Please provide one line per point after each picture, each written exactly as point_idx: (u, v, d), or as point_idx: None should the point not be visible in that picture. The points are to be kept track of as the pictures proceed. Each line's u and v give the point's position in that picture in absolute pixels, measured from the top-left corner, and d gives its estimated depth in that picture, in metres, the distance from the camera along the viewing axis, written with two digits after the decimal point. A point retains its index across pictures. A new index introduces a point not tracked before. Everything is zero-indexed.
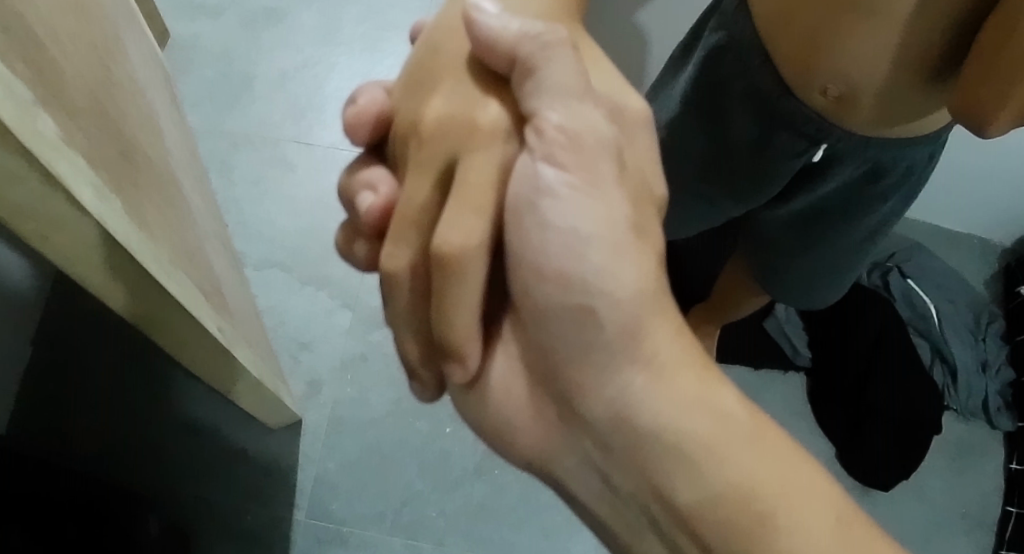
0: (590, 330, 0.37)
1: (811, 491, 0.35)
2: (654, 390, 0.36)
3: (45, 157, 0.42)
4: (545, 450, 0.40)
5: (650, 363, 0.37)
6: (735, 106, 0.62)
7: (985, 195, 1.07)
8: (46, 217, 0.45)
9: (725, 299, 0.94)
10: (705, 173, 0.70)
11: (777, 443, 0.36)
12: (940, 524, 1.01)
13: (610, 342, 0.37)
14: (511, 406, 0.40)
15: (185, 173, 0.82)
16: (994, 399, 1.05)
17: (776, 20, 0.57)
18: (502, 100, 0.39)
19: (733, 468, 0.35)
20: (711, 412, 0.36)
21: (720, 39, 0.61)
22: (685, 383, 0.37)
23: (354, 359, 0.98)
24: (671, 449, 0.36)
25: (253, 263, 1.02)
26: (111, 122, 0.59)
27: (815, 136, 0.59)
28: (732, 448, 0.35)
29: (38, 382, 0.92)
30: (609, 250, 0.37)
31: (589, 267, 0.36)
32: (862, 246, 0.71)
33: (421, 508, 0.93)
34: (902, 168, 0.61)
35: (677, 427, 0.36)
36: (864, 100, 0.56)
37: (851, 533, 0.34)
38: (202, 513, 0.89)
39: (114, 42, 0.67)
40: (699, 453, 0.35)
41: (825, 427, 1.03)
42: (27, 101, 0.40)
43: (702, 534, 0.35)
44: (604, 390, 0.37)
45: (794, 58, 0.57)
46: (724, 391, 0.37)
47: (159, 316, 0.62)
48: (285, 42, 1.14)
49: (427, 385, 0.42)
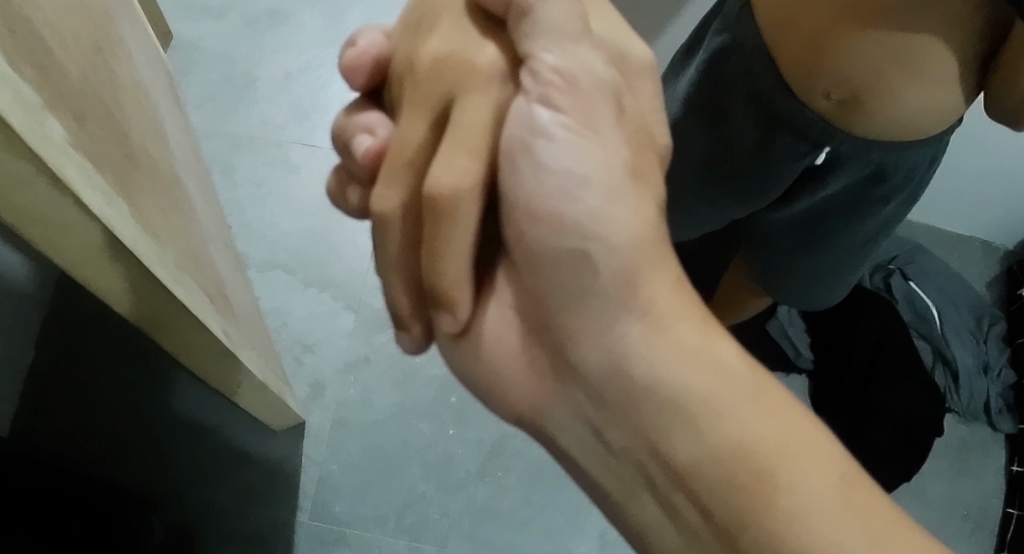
0: (586, 276, 0.37)
1: (814, 450, 0.35)
2: (653, 342, 0.37)
3: (54, 162, 0.42)
4: (536, 401, 0.40)
5: (647, 313, 0.37)
6: (738, 107, 0.62)
7: (988, 197, 1.07)
8: (56, 223, 0.45)
9: (729, 299, 0.96)
10: (708, 176, 0.70)
11: (777, 400, 0.37)
12: (942, 524, 1.01)
13: (605, 289, 0.37)
14: (511, 377, 0.40)
15: (189, 175, 0.82)
16: (996, 401, 1.06)
17: (779, 22, 0.57)
18: (500, 46, 0.40)
19: (733, 424, 0.35)
20: (712, 367, 0.37)
21: (724, 41, 0.61)
22: (686, 334, 0.37)
23: (357, 362, 0.98)
24: (670, 404, 0.36)
25: (256, 265, 1.02)
26: (117, 126, 0.59)
27: (817, 139, 0.59)
28: (732, 405, 0.36)
29: (41, 384, 0.92)
30: (605, 193, 0.37)
31: (583, 209, 0.37)
32: (863, 248, 0.71)
33: (424, 510, 0.93)
34: (905, 170, 0.61)
35: (676, 381, 0.36)
36: (869, 103, 0.55)
37: (846, 488, 0.35)
38: (207, 516, 0.90)
39: (119, 45, 0.68)
40: (698, 408, 0.36)
41: (825, 427, 1.03)
42: (33, 104, 0.40)
43: (697, 490, 0.35)
44: (599, 336, 0.37)
45: (796, 60, 0.57)
46: (724, 345, 0.38)
47: (167, 322, 0.62)
48: (288, 44, 1.14)
49: (415, 335, 0.42)
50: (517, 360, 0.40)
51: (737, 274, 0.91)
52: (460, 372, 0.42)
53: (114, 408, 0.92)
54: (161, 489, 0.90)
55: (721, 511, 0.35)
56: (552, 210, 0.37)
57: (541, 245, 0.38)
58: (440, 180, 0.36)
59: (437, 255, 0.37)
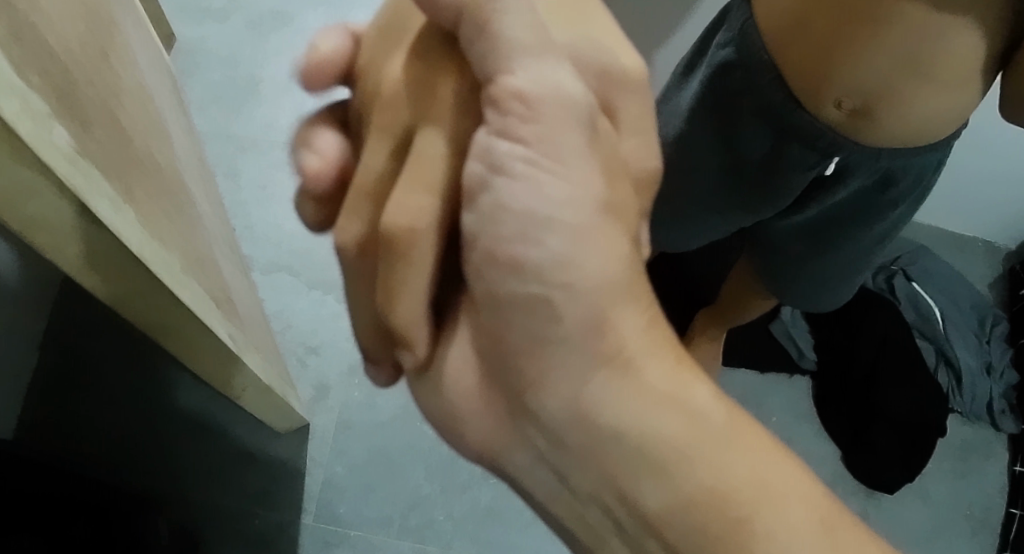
0: (550, 327, 0.37)
1: (785, 490, 0.37)
2: (622, 392, 0.37)
3: (61, 171, 0.42)
4: (495, 445, 0.40)
5: (614, 361, 0.37)
6: (745, 121, 0.62)
7: (993, 198, 1.07)
8: (61, 231, 0.45)
9: (732, 302, 0.94)
10: (715, 188, 0.70)
11: (747, 440, 0.38)
12: (945, 526, 1.01)
13: (570, 337, 0.37)
14: (471, 423, 0.40)
15: (193, 178, 0.82)
16: (999, 401, 1.06)
17: (788, 32, 0.57)
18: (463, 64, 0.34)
19: (710, 470, 0.37)
20: (683, 414, 0.37)
21: (730, 55, 0.61)
22: (655, 379, 0.38)
23: (361, 364, 0.99)
24: (644, 454, 0.37)
25: (260, 267, 1.02)
26: (123, 132, 0.59)
27: (826, 149, 0.60)
28: (706, 451, 0.37)
29: (47, 385, 0.92)
30: (569, 235, 0.35)
31: (544, 250, 0.35)
32: (871, 251, 0.72)
33: (429, 512, 0.93)
34: (912, 175, 0.62)
35: (650, 431, 0.37)
36: (880, 112, 0.56)
37: (817, 525, 0.37)
38: (213, 517, 0.90)
39: (123, 48, 0.68)
40: (672, 458, 0.37)
41: (830, 431, 1.04)
42: (41, 113, 0.40)
43: (668, 535, 0.37)
44: (568, 385, 0.37)
45: (806, 70, 0.57)
46: (699, 389, 0.39)
47: (174, 326, 0.62)
48: (291, 46, 1.14)
49: (382, 369, 0.41)
50: (480, 404, 0.39)
51: (741, 278, 0.91)
52: (426, 411, 0.40)
53: (119, 409, 0.92)
54: (166, 489, 0.90)
55: None
56: (512, 255, 0.35)
57: (501, 290, 0.36)
58: (392, 218, 0.33)
59: (392, 300, 0.35)
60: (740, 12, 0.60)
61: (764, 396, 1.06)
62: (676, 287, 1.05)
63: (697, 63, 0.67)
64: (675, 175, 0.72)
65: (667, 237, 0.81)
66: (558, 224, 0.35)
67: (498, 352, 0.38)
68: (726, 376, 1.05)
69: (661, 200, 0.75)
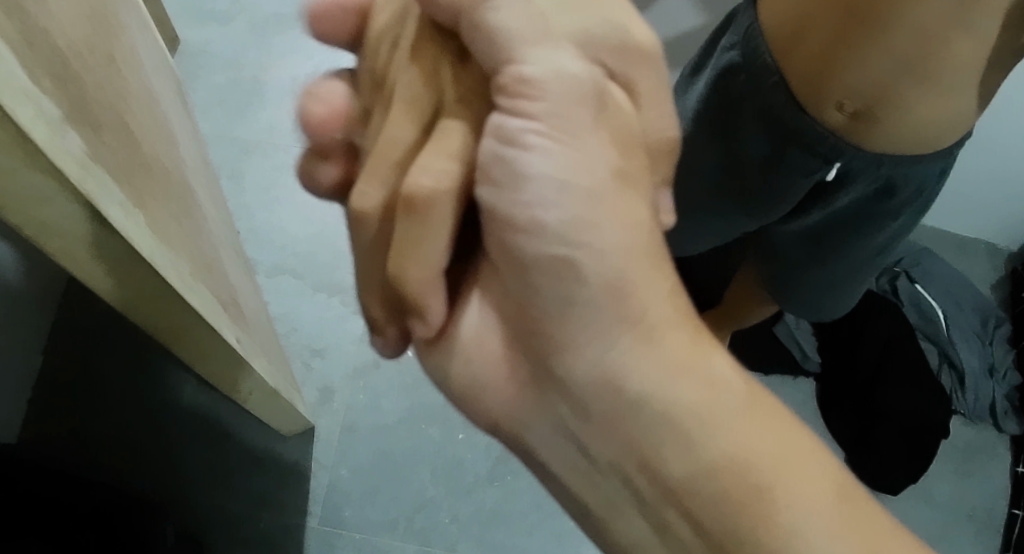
0: (573, 286, 0.36)
1: (805, 460, 0.36)
2: (643, 358, 0.37)
3: (74, 176, 0.42)
4: (515, 414, 0.40)
5: (638, 324, 0.37)
6: (747, 124, 0.62)
7: (995, 199, 1.07)
8: (73, 236, 0.45)
9: (737, 305, 0.95)
10: (718, 192, 0.70)
11: (766, 409, 0.37)
12: (948, 526, 1.02)
13: (594, 298, 0.36)
14: (491, 394, 0.40)
15: (198, 181, 0.82)
16: (1002, 402, 1.06)
17: (789, 35, 0.58)
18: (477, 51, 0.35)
19: (729, 437, 0.36)
20: (702, 380, 0.37)
21: (735, 57, 0.61)
22: (676, 345, 0.37)
23: (366, 366, 0.99)
24: (663, 419, 0.36)
25: (264, 270, 1.02)
26: (131, 136, 0.59)
27: (827, 155, 0.59)
28: (726, 417, 0.36)
29: (51, 388, 0.92)
30: (584, 198, 0.35)
31: (557, 213, 0.35)
32: (874, 258, 0.71)
33: (434, 515, 0.93)
34: (914, 183, 0.61)
35: (669, 396, 0.36)
36: (881, 114, 0.57)
37: (839, 499, 0.36)
38: (218, 521, 0.90)
39: (129, 52, 0.67)
40: (692, 424, 0.36)
41: (834, 431, 1.04)
42: (54, 118, 0.39)
43: (691, 505, 0.36)
44: (590, 346, 0.37)
45: (806, 73, 0.58)
46: (716, 357, 0.38)
47: (182, 331, 0.62)
48: (294, 49, 1.14)
49: (389, 340, 0.40)
50: (504, 376, 0.40)
51: (744, 281, 0.92)
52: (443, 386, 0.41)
53: (123, 413, 0.92)
54: (172, 493, 0.90)
55: (712, 523, 0.36)
56: (531, 218, 0.35)
57: (523, 253, 0.36)
58: (415, 182, 0.33)
59: (407, 260, 0.35)
60: (745, 15, 0.61)
61: None
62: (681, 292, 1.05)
63: (704, 65, 0.67)
64: (679, 177, 0.72)
65: (672, 239, 0.81)
66: (573, 188, 0.34)
67: (525, 319, 0.38)
68: None
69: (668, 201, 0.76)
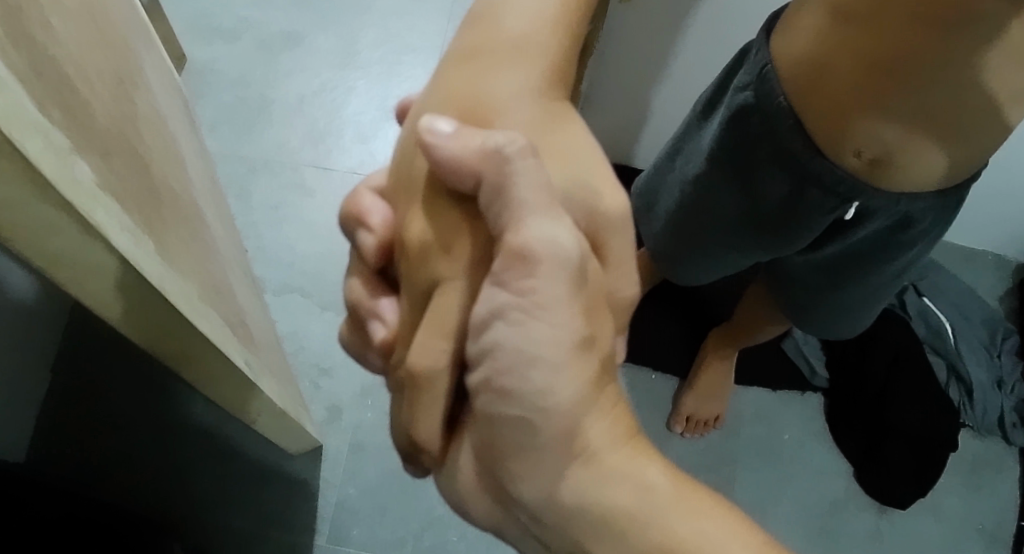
0: (528, 433, 0.37)
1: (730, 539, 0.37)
2: (582, 475, 0.38)
3: (83, 206, 0.40)
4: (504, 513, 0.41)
5: (582, 456, 0.38)
6: (765, 163, 0.62)
7: (1002, 211, 1.07)
8: (85, 267, 0.44)
9: (747, 322, 0.95)
10: (732, 226, 0.70)
11: (694, 499, 0.38)
12: (956, 541, 1.01)
13: (546, 445, 0.37)
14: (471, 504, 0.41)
15: (206, 201, 0.81)
16: (1010, 414, 1.05)
17: (806, 79, 0.58)
18: (474, 236, 0.39)
19: (660, 529, 0.37)
20: (633, 485, 0.38)
21: (748, 97, 0.61)
22: (614, 461, 0.39)
23: (374, 385, 0.99)
24: (600, 520, 0.38)
25: (272, 288, 1.02)
26: (139, 160, 0.59)
27: (845, 195, 0.59)
28: (656, 510, 0.37)
29: (60, 406, 0.92)
30: (547, 365, 0.36)
31: (530, 384, 0.36)
32: (888, 286, 0.71)
33: (442, 532, 0.93)
34: (931, 216, 0.61)
35: (603, 502, 0.38)
36: (900, 161, 0.57)
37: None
38: (226, 539, 0.90)
39: (138, 74, 0.67)
40: (622, 520, 0.37)
41: (842, 447, 1.04)
42: (62, 148, 0.38)
43: None
44: (541, 477, 0.38)
45: (825, 117, 0.58)
46: (650, 467, 0.39)
47: (191, 356, 0.61)
48: (301, 67, 1.14)
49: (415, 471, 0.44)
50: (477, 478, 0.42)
51: (758, 302, 0.92)
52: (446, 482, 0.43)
53: (135, 433, 0.92)
54: (182, 512, 0.90)
55: None
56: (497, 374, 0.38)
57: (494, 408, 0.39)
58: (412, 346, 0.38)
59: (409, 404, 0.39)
60: (760, 54, 0.60)
61: (776, 414, 1.06)
62: (687, 307, 1.09)
63: (718, 101, 0.67)
64: (693, 211, 0.72)
65: (684, 269, 0.81)
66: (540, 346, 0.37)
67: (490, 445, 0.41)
68: (737, 395, 1.06)
69: (683, 232, 0.76)
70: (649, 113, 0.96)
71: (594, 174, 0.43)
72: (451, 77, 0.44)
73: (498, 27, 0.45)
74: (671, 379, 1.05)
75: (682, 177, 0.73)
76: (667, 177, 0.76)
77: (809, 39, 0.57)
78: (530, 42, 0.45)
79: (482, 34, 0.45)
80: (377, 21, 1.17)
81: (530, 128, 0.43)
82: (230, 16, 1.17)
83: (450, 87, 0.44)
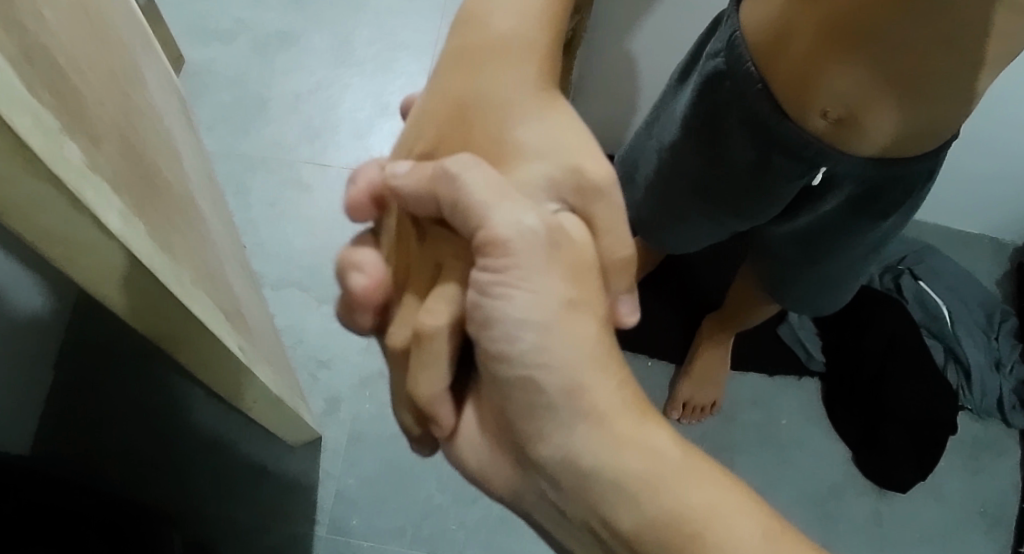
0: (534, 395, 0.39)
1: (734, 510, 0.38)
2: (592, 437, 0.39)
3: (71, 182, 0.39)
4: (487, 470, 0.44)
5: (592, 415, 0.39)
6: (735, 129, 0.63)
7: (1002, 193, 1.06)
8: (76, 244, 0.43)
9: (738, 307, 0.95)
10: (708, 196, 0.72)
11: (705, 472, 0.39)
12: (958, 524, 1.01)
13: (553, 401, 0.39)
14: (475, 466, 0.44)
15: (203, 195, 0.83)
16: (1009, 397, 1.05)
17: (773, 48, 0.59)
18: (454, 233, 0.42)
19: (671, 498, 0.38)
20: (642, 450, 0.39)
21: (720, 64, 0.62)
22: (624, 426, 0.40)
23: (374, 376, 1.00)
24: (612, 483, 0.38)
25: (270, 282, 1.03)
26: (134, 151, 0.59)
27: (813, 159, 0.61)
28: (671, 480, 0.38)
29: (63, 403, 0.93)
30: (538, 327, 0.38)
31: (524, 343, 0.38)
32: (865, 259, 0.72)
33: (441, 521, 0.94)
34: (903, 187, 0.62)
35: (615, 465, 0.39)
36: (864, 121, 0.57)
37: None
38: (225, 531, 0.91)
39: (133, 68, 0.68)
40: (636, 486, 0.38)
41: (841, 432, 1.04)
42: (52, 125, 0.37)
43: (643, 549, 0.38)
44: (557, 438, 0.39)
45: (791, 81, 0.59)
46: (656, 433, 0.40)
47: (183, 337, 0.61)
48: (297, 66, 1.16)
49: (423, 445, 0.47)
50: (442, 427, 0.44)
51: (746, 282, 0.92)
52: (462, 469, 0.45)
53: (136, 429, 0.93)
54: (180, 506, 0.91)
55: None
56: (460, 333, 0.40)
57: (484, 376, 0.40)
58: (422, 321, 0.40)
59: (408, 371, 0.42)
60: (730, 21, 0.61)
61: (773, 401, 1.06)
62: (682, 294, 1.09)
63: (692, 71, 0.68)
64: (670, 182, 0.74)
65: (667, 242, 0.83)
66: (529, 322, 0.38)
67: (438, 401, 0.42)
68: (734, 381, 1.06)
69: (662, 204, 0.77)
70: (642, 98, 0.97)
71: (574, 146, 0.46)
72: (449, 82, 0.48)
73: (485, 27, 0.49)
74: (668, 365, 1.06)
75: (658, 145, 0.74)
76: (644, 144, 0.77)
77: (773, 5, 0.58)
78: (511, 40, 0.48)
79: (472, 35, 0.49)
80: (372, 21, 1.19)
81: (522, 115, 0.47)
82: (227, 17, 1.18)
83: (446, 90, 0.48)
